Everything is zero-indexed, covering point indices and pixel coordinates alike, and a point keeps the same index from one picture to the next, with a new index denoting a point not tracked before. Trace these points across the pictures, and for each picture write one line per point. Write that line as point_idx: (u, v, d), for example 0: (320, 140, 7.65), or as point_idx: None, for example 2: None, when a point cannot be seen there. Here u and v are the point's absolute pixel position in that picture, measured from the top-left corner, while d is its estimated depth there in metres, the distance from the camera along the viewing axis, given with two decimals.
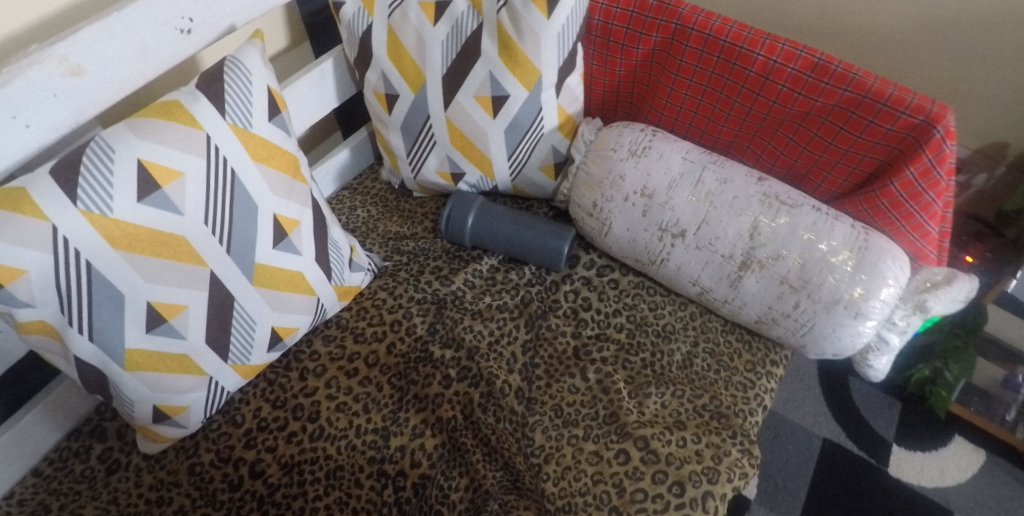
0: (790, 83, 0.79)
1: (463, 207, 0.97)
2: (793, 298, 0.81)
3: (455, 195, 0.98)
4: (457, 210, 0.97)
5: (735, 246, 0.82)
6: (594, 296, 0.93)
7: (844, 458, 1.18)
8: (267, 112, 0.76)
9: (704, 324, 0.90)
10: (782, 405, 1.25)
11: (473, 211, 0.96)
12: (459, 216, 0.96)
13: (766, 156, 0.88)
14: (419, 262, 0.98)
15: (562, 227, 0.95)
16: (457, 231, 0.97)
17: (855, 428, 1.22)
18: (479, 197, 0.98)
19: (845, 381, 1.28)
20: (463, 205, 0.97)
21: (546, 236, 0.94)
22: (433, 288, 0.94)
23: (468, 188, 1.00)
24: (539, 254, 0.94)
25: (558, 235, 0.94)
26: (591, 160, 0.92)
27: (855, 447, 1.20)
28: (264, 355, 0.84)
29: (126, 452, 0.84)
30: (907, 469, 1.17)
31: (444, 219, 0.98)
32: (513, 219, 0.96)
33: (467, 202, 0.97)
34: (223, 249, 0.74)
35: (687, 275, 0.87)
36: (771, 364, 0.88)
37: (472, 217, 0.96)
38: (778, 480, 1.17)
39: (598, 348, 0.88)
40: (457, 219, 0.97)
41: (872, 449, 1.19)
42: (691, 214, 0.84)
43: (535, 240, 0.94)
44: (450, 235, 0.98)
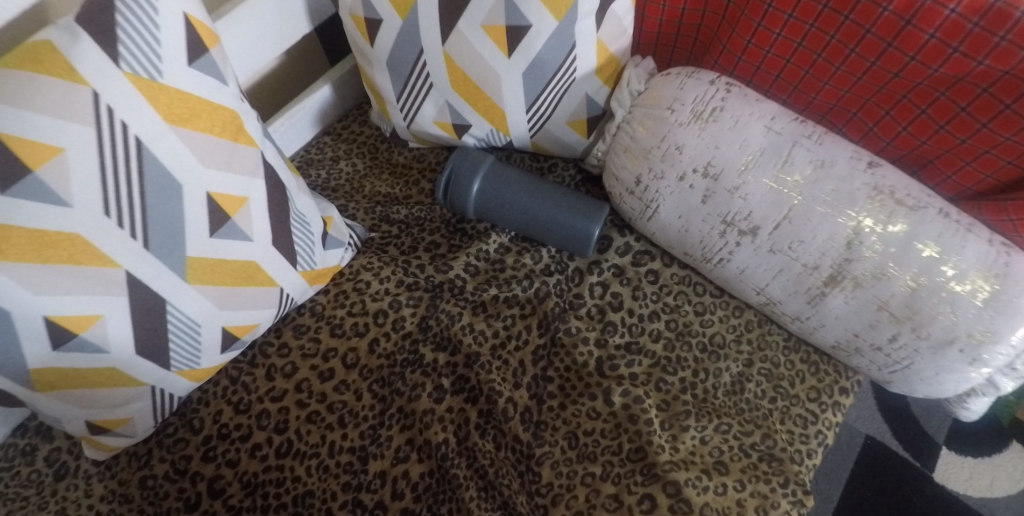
0: (943, 33, 0.54)
1: (467, 170, 0.77)
2: (892, 329, 0.61)
3: (458, 154, 0.78)
4: (459, 174, 0.77)
5: (824, 256, 0.62)
6: (626, 293, 0.74)
7: (885, 459, 1.04)
8: (188, 53, 0.55)
9: (762, 338, 0.73)
10: None
11: (479, 176, 0.76)
12: (461, 182, 0.77)
13: (880, 131, 0.64)
14: (412, 236, 0.79)
15: (592, 204, 0.75)
16: (457, 200, 0.77)
17: (903, 426, 1.07)
18: (488, 157, 0.78)
19: None
20: (468, 167, 0.77)
21: (572, 213, 0.74)
22: (426, 271, 0.76)
23: (475, 146, 0.79)
24: (561, 237, 0.75)
25: (587, 214, 0.74)
26: (638, 119, 0.70)
27: (898, 447, 1.05)
28: (217, 357, 0.68)
29: (75, 455, 0.72)
30: (953, 476, 1.03)
31: (443, 183, 0.78)
32: (529, 190, 0.76)
33: (472, 164, 0.77)
34: (138, 244, 0.56)
35: (751, 281, 0.68)
36: (840, 393, 0.71)
37: (478, 183, 0.76)
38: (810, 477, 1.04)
39: (628, 362, 0.71)
40: (458, 185, 0.77)
41: (917, 450, 1.05)
42: (769, 208, 0.63)
43: (557, 218, 0.74)
44: (449, 204, 0.79)
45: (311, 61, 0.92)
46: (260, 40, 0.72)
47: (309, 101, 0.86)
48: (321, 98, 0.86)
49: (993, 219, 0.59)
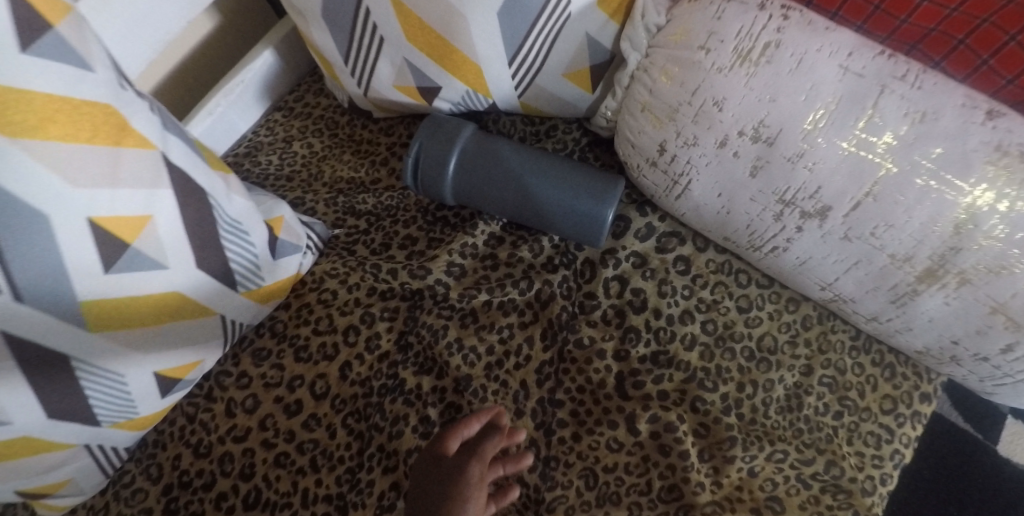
0: None
1: (442, 144, 0.61)
2: (1009, 338, 0.46)
3: (428, 124, 0.62)
4: (432, 149, 0.61)
5: (918, 245, 0.46)
6: (651, 288, 0.60)
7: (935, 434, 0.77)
8: (19, 34, 0.40)
9: (822, 339, 0.58)
10: None
11: (458, 150, 0.60)
12: (436, 160, 0.60)
13: (1001, 64, 0.44)
14: (382, 229, 0.65)
15: (604, 179, 0.59)
16: (432, 183, 0.61)
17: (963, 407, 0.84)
18: (468, 126, 0.61)
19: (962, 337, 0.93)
20: (442, 140, 0.61)
21: (578, 192, 0.58)
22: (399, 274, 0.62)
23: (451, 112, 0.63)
24: (567, 223, 0.59)
25: (598, 192, 0.58)
26: (659, 65, 0.52)
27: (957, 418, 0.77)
28: (159, 402, 0.57)
29: (29, 511, 0.63)
30: None
31: (412, 162, 0.62)
32: (522, 165, 0.60)
33: (448, 136, 0.61)
34: (7, 298, 0.43)
35: (815, 275, 0.53)
36: (921, 400, 0.57)
37: (457, 159, 0.60)
38: None
39: (655, 378, 0.57)
40: (432, 164, 0.61)
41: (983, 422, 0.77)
42: (843, 184, 0.47)
43: (560, 198, 0.59)
44: (423, 188, 0.63)
45: (242, 14, 0.76)
46: (147, 27, 0.61)
47: (247, 72, 0.70)
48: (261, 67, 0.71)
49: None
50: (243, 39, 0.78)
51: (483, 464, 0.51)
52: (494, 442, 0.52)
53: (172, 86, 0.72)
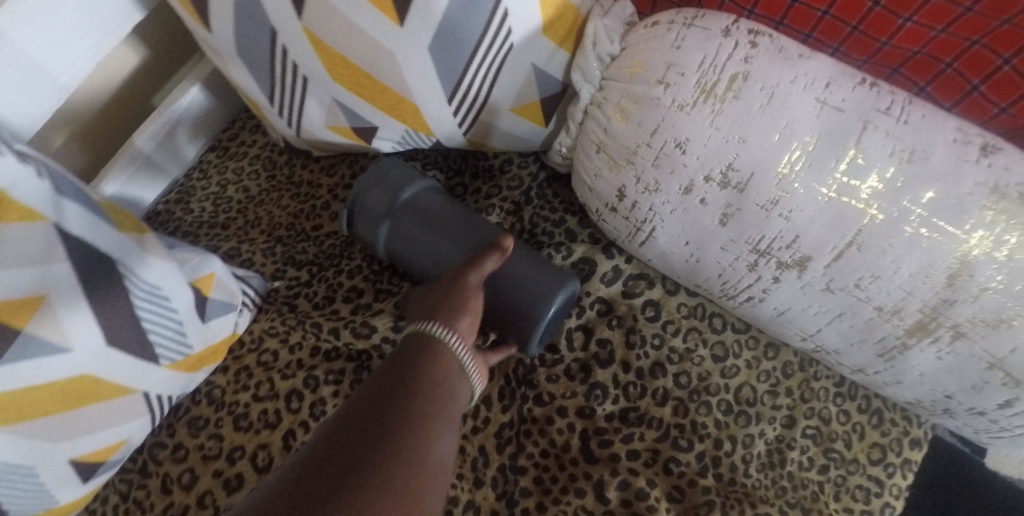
0: None
1: (382, 184, 0.55)
2: (1009, 394, 0.41)
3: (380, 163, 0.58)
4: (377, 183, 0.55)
5: (907, 297, 0.41)
6: (618, 339, 0.55)
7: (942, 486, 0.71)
8: None
9: (805, 387, 0.53)
10: None
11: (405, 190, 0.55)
12: (373, 198, 0.55)
13: (993, 91, 0.39)
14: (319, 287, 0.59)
15: (552, 280, 0.51)
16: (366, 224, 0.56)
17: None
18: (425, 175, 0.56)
19: None
20: (385, 178, 0.55)
21: (523, 285, 0.51)
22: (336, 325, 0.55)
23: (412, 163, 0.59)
24: (505, 317, 0.52)
25: (541, 293, 0.51)
26: (613, 101, 0.46)
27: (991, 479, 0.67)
28: (80, 489, 0.52)
29: None
30: None
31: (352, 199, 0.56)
32: (466, 226, 0.53)
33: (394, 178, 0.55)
34: None
35: (794, 325, 0.48)
36: (911, 446, 0.52)
37: (397, 204, 0.55)
38: None
39: (626, 437, 0.52)
40: (369, 203, 0.55)
41: None
42: (824, 233, 0.41)
43: (502, 285, 0.52)
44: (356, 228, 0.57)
45: (168, 44, 0.71)
46: (44, 74, 0.54)
47: (171, 111, 0.65)
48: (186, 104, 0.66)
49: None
50: (172, 71, 0.73)
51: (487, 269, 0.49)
52: (490, 264, 0.49)
53: (93, 126, 0.67)
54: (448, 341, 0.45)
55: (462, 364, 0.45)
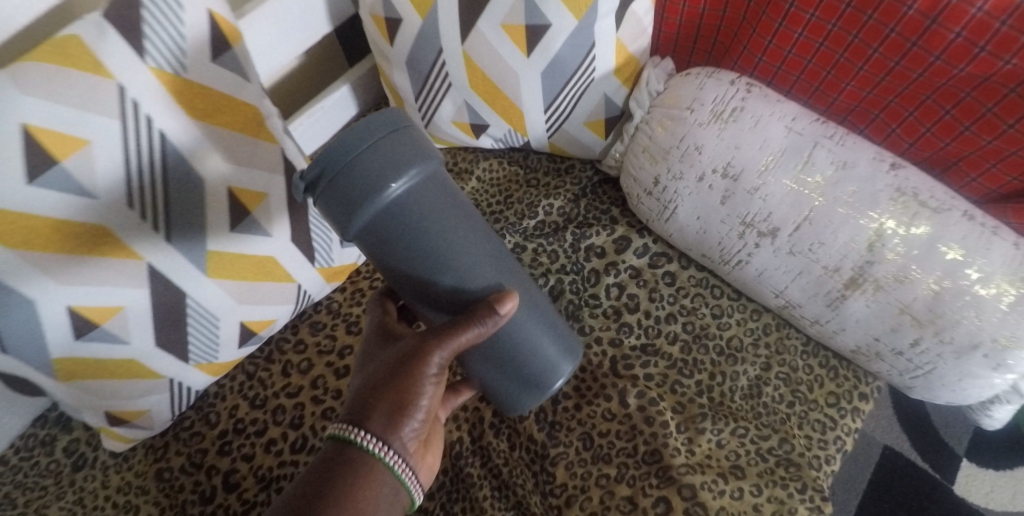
0: (948, 56, 0.54)
1: (358, 180, 0.46)
2: (914, 333, 0.60)
3: (362, 123, 0.47)
4: (356, 171, 0.46)
5: (845, 258, 0.60)
6: (643, 295, 0.74)
7: (912, 467, 1.04)
8: (210, 48, 0.55)
9: (780, 342, 0.71)
10: None
11: (391, 193, 0.47)
12: (349, 199, 0.47)
13: (903, 132, 0.62)
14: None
15: (556, 359, 0.58)
16: (340, 220, 0.48)
17: (892, 487, 1.03)
18: (425, 165, 0.49)
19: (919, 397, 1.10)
20: (365, 175, 0.46)
21: (526, 362, 0.57)
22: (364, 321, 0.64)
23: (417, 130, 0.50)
24: (497, 380, 0.58)
25: (543, 375, 0.57)
26: (657, 119, 0.68)
27: (919, 459, 1.05)
28: (235, 351, 0.69)
29: (93, 446, 0.75)
30: (974, 489, 1.03)
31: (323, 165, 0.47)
32: (459, 270, 0.52)
33: (379, 172, 0.46)
34: (160, 237, 0.56)
35: (770, 283, 0.66)
36: (860, 398, 0.69)
37: (385, 213, 0.49)
38: (847, 480, 1.04)
39: (643, 363, 0.70)
40: (342, 196, 0.47)
41: (938, 462, 1.04)
42: (790, 209, 0.61)
43: (493, 356, 0.56)
44: (322, 213, 0.50)
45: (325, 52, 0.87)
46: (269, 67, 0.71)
47: (326, 101, 0.80)
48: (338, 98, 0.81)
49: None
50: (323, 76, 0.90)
51: (449, 352, 0.51)
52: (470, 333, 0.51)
53: None
54: (383, 453, 0.51)
55: (400, 479, 0.52)
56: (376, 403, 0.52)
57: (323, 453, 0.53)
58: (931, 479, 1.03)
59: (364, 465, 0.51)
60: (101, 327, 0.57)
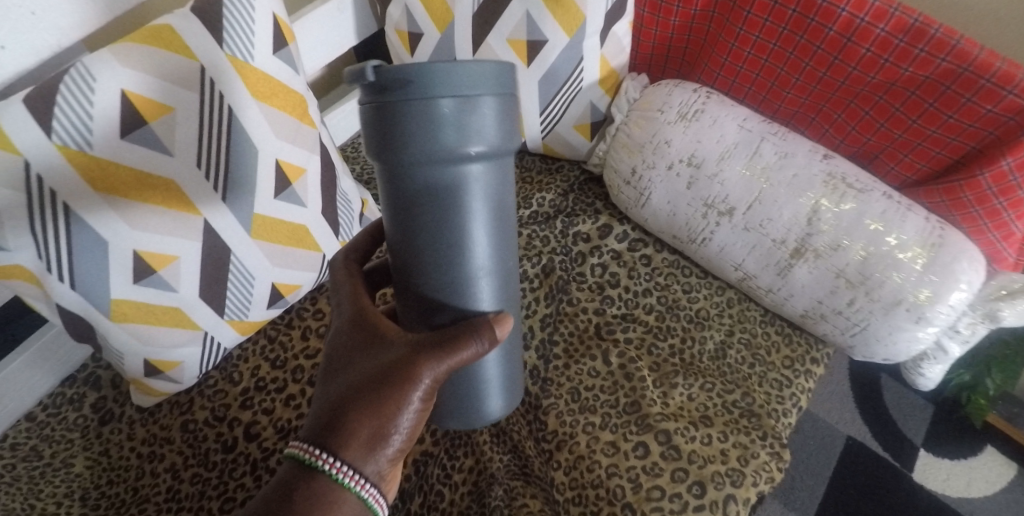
0: (862, 66, 0.69)
1: (431, 119, 0.39)
2: (848, 294, 0.72)
3: (470, 68, 0.39)
4: (438, 112, 0.39)
5: (789, 231, 0.73)
6: (623, 273, 0.85)
7: (875, 454, 1.14)
8: (272, 44, 0.66)
9: (742, 312, 0.82)
10: (818, 406, 1.19)
11: (453, 154, 0.40)
12: (408, 132, 0.40)
13: (835, 131, 0.76)
14: (339, 257, 0.62)
15: (493, 401, 0.55)
16: (384, 146, 0.41)
17: (855, 474, 1.12)
18: (503, 144, 0.42)
19: (879, 393, 1.21)
20: (443, 120, 0.39)
21: (465, 395, 0.54)
22: (336, 302, 0.57)
23: (517, 101, 0.43)
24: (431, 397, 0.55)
25: (473, 409, 0.55)
26: (633, 121, 0.81)
27: (880, 449, 1.14)
28: (264, 311, 0.78)
29: (119, 403, 0.83)
30: (933, 476, 1.12)
31: (404, 83, 0.38)
32: (466, 269, 0.46)
33: (460, 126, 0.39)
34: (218, 197, 0.66)
35: (730, 258, 0.78)
36: (812, 362, 0.80)
37: (434, 168, 0.41)
38: (814, 465, 1.13)
39: (623, 328, 0.81)
40: (403, 125, 0.39)
41: (898, 452, 1.14)
42: (743, 191, 0.74)
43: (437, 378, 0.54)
44: (367, 123, 0.42)
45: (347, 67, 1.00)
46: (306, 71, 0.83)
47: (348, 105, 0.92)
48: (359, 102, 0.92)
49: (950, 198, 0.70)
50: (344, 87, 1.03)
51: (444, 371, 0.48)
52: (470, 349, 0.47)
53: None
54: (348, 483, 0.47)
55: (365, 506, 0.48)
56: (350, 426, 0.48)
57: (277, 478, 0.48)
58: (892, 468, 1.13)
59: (327, 492, 0.47)
60: (158, 273, 0.66)
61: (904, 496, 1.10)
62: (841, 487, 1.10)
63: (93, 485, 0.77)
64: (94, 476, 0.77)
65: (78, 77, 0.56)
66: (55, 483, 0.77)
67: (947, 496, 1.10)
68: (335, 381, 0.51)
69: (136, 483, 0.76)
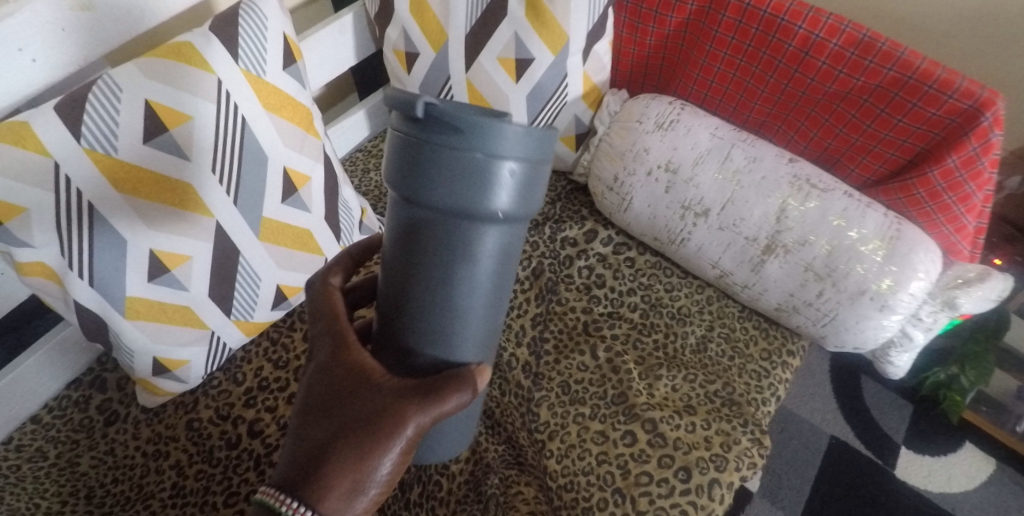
0: (819, 78, 0.76)
1: (461, 168, 0.37)
2: (817, 286, 0.77)
3: (524, 131, 0.37)
4: (470, 162, 0.36)
5: (760, 229, 0.78)
6: (608, 274, 0.90)
7: (858, 453, 1.18)
8: (283, 60, 0.72)
9: (720, 309, 0.88)
10: (802, 407, 1.23)
11: (479, 206, 0.38)
12: (434, 172, 0.37)
13: (800, 137, 0.83)
14: (319, 280, 0.60)
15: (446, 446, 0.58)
16: (406, 179, 0.39)
17: (840, 471, 1.16)
18: (525, 209, 0.40)
19: (860, 393, 1.25)
20: (473, 173, 0.37)
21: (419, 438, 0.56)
22: (317, 332, 0.55)
23: (548, 168, 0.40)
24: None
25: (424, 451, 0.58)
26: (614, 131, 0.87)
27: (863, 447, 1.19)
28: (268, 312, 0.82)
29: (125, 404, 0.85)
30: (914, 473, 1.17)
31: (455, 128, 0.36)
32: (458, 325, 0.45)
33: (489, 183, 0.37)
34: (229, 200, 0.71)
35: (708, 257, 0.83)
36: (788, 355, 0.85)
37: (450, 215, 0.39)
38: (799, 464, 1.17)
39: (610, 325, 0.86)
40: (430, 165, 0.37)
41: (880, 449, 1.19)
42: (716, 193, 0.80)
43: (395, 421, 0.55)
44: (394, 150, 0.40)
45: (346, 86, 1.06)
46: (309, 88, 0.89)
47: (347, 120, 0.98)
48: (357, 117, 0.98)
49: (905, 194, 0.76)
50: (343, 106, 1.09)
51: (428, 420, 0.47)
52: (454, 401, 0.46)
53: None
54: None
55: None
56: (332, 476, 0.48)
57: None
58: (876, 466, 1.17)
59: None
60: (171, 272, 0.70)
61: (886, 492, 1.14)
62: (826, 484, 1.14)
63: (99, 483, 0.79)
64: (99, 474, 0.80)
65: (106, 88, 0.62)
66: (61, 482, 0.79)
67: (929, 491, 1.15)
68: (315, 424, 0.50)
69: (141, 481, 0.79)
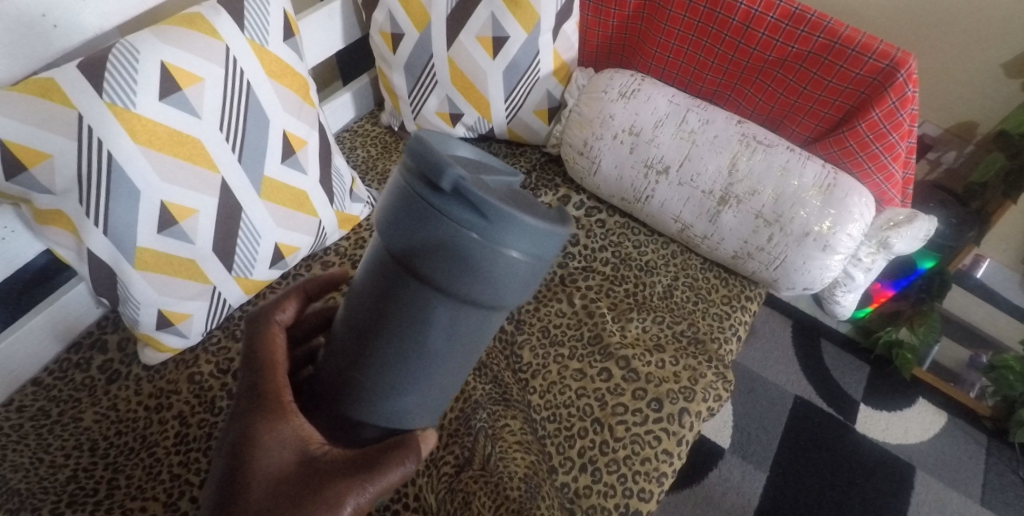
0: (760, 47, 0.86)
1: (456, 246, 0.42)
2: (767, 231, 0.86)
3: (535, 240, 0.43)
4: (468, 245, 0.42)
5: (715, 182, 0.87)
6: (581, 233, 0.98)
7: (821, 409, 1.27)
8: (283, 33, 0.81)
9: (684, 261, 0.96)
10: (768, 370, 1.32)
11: (474, 288, 0.43)
12: (430, 241, 0.43)
13: (746, 103, 0.93)
14: (264, 315, 0.63)
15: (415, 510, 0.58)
16: (406, 234, 0.43)
17: (804, 427, 1.25)
18: (507, 297, 0.45)
19: (820, 355, 1.35)
20: (464, 250, 0.42)
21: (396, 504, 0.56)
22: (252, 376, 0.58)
23: (545, 265, 0.46)
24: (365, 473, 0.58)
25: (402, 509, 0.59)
26: (581, 102, 0.97)
27: (824, 405, 1.28)
28: (266, 271, 0.87)
29: (126, 364, 0.89)
30: (874, 427, 1.26)
31: (480, 221, 0.41)
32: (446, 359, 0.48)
33: (486, 264, 0.42)
34: (234, 157, 0.77)
35: (670, 213, 0.92)
36: (747, 300, 0.94)
37: (436, 287, 0.44)
38: (766, 421, 1.25)
39: (584, 277, 0.93)
40: (434, 236, 0.42)
41: (841, 407, 1.28)
42: (675, 152, 0.89)
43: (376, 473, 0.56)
44: (404, 208, 0.44)
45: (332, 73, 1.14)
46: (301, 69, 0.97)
47: (336, 101, 1.05)
48: (344, 98, 1.06)
49: (839, 147, 0.87)
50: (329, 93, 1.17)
51: (368, 497, 0.53)
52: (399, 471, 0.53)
53: None
54: None
55: None
56: None
57: None
58: (837, 421, 1.26)
59: None
60: (180, 225, 0.75)
61: (847, 444, 1.23)
62: (790, 438, 1.23)
63: (102, 436, 0.83)
64: (101, 429, 0.83)
65: (126, 50, 0.68)
66: (64, 437, 0.82)
67: (887, 443, 1.24)
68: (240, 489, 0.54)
69: (145, 432, 0.83)
